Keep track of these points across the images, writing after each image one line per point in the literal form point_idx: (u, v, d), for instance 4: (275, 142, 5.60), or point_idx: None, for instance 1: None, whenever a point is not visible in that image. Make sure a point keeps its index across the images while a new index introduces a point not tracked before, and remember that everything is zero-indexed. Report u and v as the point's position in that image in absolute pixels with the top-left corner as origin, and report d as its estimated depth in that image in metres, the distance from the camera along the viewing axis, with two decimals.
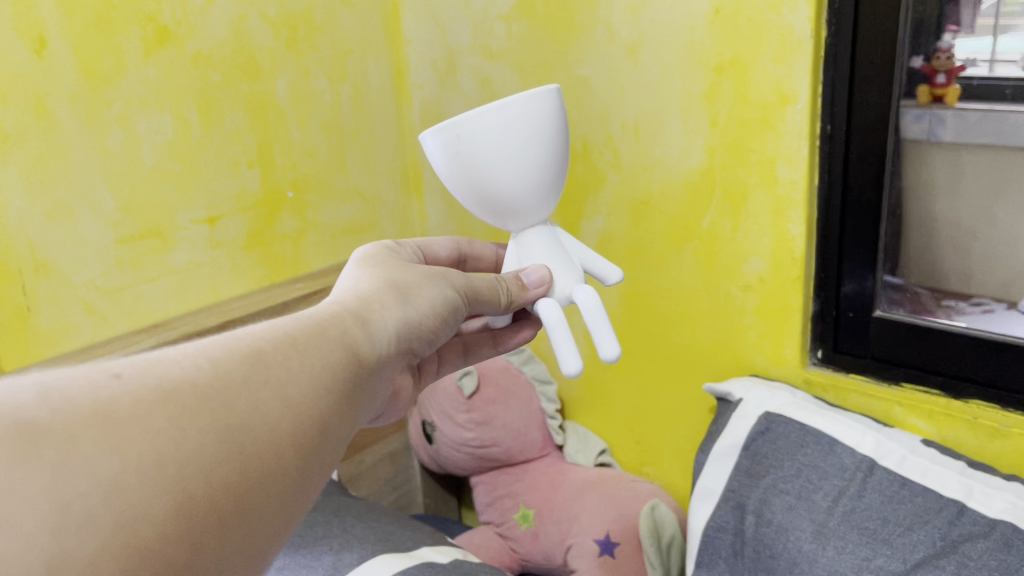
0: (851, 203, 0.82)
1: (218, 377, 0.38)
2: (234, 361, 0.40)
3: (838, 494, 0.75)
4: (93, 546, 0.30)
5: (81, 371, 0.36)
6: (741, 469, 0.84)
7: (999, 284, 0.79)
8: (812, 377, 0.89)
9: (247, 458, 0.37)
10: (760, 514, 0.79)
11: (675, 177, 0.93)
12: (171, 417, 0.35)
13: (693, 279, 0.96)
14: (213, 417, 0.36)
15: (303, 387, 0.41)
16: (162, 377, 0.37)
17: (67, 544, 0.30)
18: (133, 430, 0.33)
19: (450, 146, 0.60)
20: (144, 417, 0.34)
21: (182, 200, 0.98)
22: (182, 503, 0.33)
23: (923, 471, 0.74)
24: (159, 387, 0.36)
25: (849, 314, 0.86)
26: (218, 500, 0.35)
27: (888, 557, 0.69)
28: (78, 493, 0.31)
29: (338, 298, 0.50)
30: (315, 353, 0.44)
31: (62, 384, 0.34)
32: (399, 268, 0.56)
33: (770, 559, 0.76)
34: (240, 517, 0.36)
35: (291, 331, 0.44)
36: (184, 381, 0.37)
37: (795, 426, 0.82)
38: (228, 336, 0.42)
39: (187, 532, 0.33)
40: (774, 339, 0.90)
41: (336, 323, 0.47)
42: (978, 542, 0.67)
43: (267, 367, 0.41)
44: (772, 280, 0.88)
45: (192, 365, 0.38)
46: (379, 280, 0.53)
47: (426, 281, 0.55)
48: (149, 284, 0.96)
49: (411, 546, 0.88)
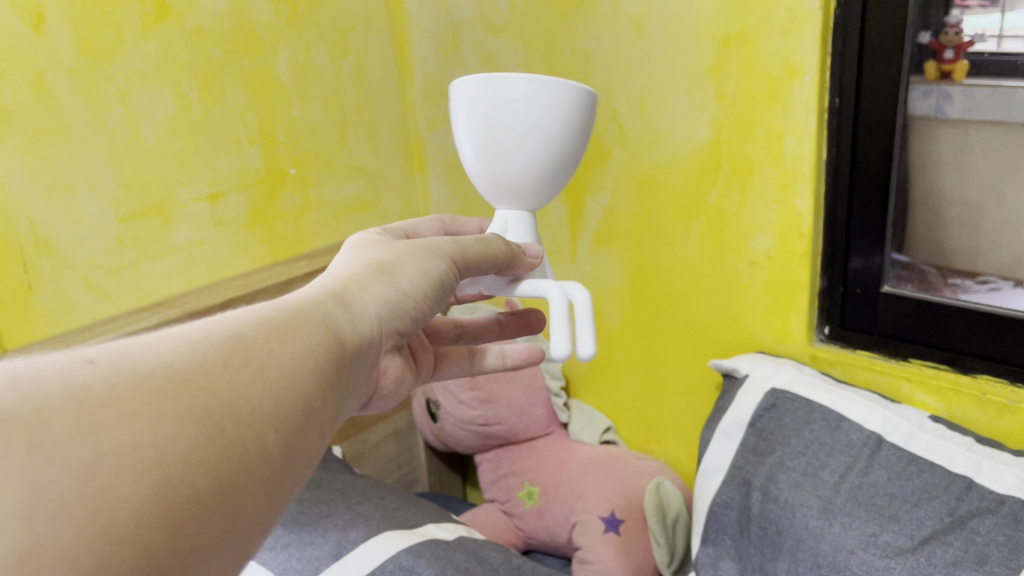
0: (859, 178, 0.81)
1: (197, 363, 0.37)
2: (214, 348, 0.38)
3: (845, 470, 0.75)
4: (70, 537, 0.29)
5: (51, 359, 0.34)
6: (747, 447, 0.83)
7: (1004, 264, 0.78)
8: (819, 354, 0.88)
9: (239, 438, 0.36)
10: (766, 491, 0.78)
11: (681, 152, 0.92)
12: (149, 403, 0.34)
13: (699, 256, 0.95)
14: (193, 402, 0.35)
15: (293, 369, 0.41)
16: (136, 362, 0.35)
17: (40, 534, 0.28)
18: (109, 416, 0.32)
19: (530, 87, 0.58)
20: (117, 403, 0.33)
21: (183, 177, 0.97)
22: (169, 487, 0.32)
23: (930, 447, 0.73)
24: (135, 372, 0.34)
25: (857, 290, 0.86)
26: (201, 482, 0.34)
27: (896, 533, 0.68)
28: (49, 480, 0.29)
29: (318, 282, 0.49)
30: (303, 336, 0.43)
31: (29, 369, 0.33)
32: (381, 247, 0.54)
33: (776, 536, 0.76)
34: (224, 498, 0.35)
35: (276, 316, 0.43)
36: (163, 366, 0.36)
37: (802, 402, 0.82)
38: (210, 321, 0.41)
39: (177, 511, 0.32)
40: (779, 315, 0.90)
41: (309, 310, 0.46)
42: (987, 518, 0.66)
43: (248, 349, 0.40)
44: (778, 256, 0.88)
45: (170, 349, 0.37)
46: (361, 263, 0.52)
47: (412, 253, 0.53)
48: (151, 262, 0.96)
49: (416, 523, 0.88)
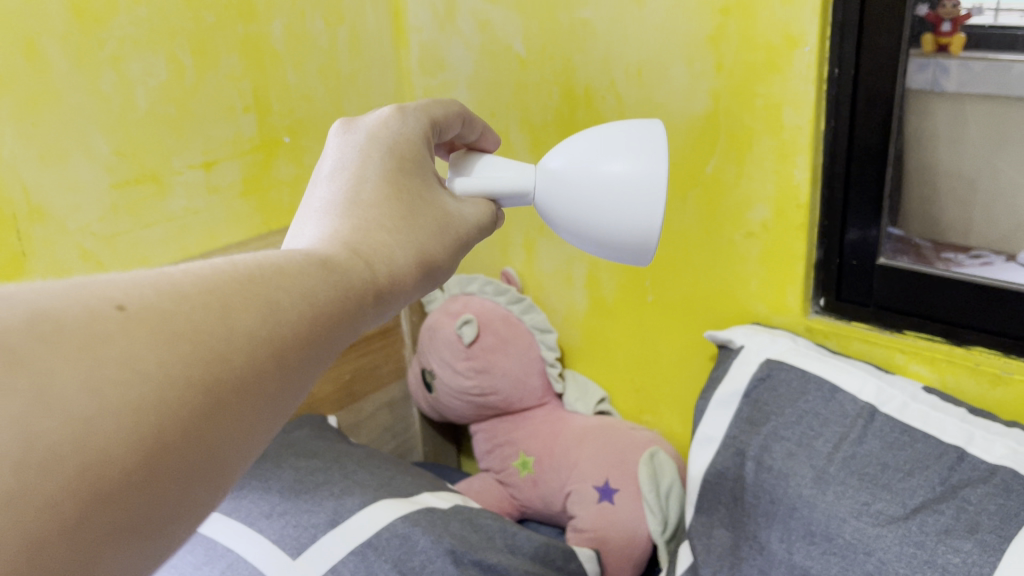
0: (857, 149, 0.81)
1: (224, 325, 0.36)
2: (244, 312, 0.37)
3: (839, 440, 0.76)
4: (59, 485, 0.29)
5: (78, 289, 0.33)
6: (742, 417, 0.84)
7: (998, 238, 0.78)
8: (814, 325, 0.89)
9: (235, 411, 0.36)
10: (760, 460, 0.79)
11: (679, 123, 0.92)
12: (166, 364, 0.33)
13: (696, 226, 0.95)
14: (209, 368, 0.34)
15: (307, 349, 0.40)
16: (166, 311, 0.34)
17: (32, 481, 0.28)
18: (117, 374, 0.31)
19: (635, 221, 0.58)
20: (134, 359, 0.32)
21: (178, 145, 0.96)
22: (155, 448, 0.32)
23: (923, 418, 0.74)
24: (162, 324, 0.34)
25: (853, 262, 0.86)
26: (186, 443, 0.33)
27: (888, 502, 0.69)
28: (47, 431, 0.29)
29: (362, 240, 0.47)
30: (335, 317, 0.42)
31: (47, 304, 0.31)
32: (411, 200, 0.52)
33: (770, 505, 0.76)
34: (205, 461, 0.34)
35: (324, 296, 0.41)
36: (188, 323, 0.35)
37: (797, 372, 0.82)
38: (246, 269, 0.39)
39: (156, 470, 0.32)
40: (775, 286, 0.90)
41: (355, 284, 0.43)
42: (978, 487, 0.67)
43: (278, 319, 0.38)
44: (775, 228, 0.88)
45: (202, 304, 0.36)
46: (403, 227, 0.49)
47: (439, 237, 0.52)
48: (146, 230, 0.95)
49: (411, 491, 0.89)
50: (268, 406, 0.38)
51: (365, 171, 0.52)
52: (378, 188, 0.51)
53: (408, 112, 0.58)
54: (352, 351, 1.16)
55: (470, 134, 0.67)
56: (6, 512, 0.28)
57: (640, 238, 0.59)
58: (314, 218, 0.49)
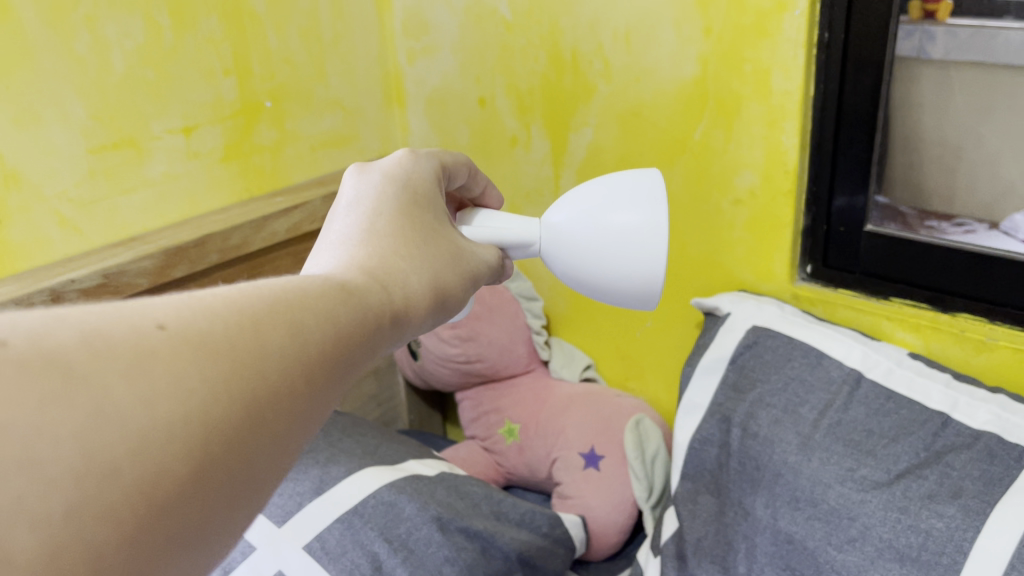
0: (846, 114, 0.80)
1: (256, 343, 0.35)
2: (274, 332, 0.36)
3: (824, 406, 0.76)
4: (115, 499, 0.28)
5: (126, 309, 0.32)
6: (727, 383, 0.84)
7: (981, 206, 0.77)
8: (800, 292, 0.88)
9: (264, 434, 0.34)
10: (745, 427, 0.79)
11: (667, 88, 0.91)
12: (208, 381, 0.32)
13: (683, 193, 0.94)
14: (243, 386, 0.33)
15: (334, 371, 0.38)
16: (203, 332, 0.33)
17: (88, 494, 0.28)
18: (164, 389, 0.31)
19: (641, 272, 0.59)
20: (177, 376, 0.31)
21: (156, 109, 0.94)
22: (188, 468, 0.31)
23: (908, 384, 0.74)
24: (201, 343, 0.33)
25: (841, 229, 0.85)
26: (217, 465, 0.32)
27: (872, 467, 0.70)
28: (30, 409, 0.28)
29: (383, 269, 0.45)
30: (360, 341, 0.40)
31: (95, 323, 0.31)
32: (425, 231, 0.50)
33: (755, 471, 0.77)
34: (233, 487, 0.33)
35: (349, 321, 0.40)
36: (224, 341, 0.33)
37: (783, 339, 0.82)
38: (277, 291, 0.38)
39: (194, 488, 0.31)
40: (762, 253, 0.90)
41: (375, 309, 0.42)
42: (962, 453, 0.67)
43: (308, 340, 0.37)
44: (762, 195, 0.87)
45: (236, 322, 0.35)
46: (421, 257, 0.48)
47: (453, 265, 0.51)
48: (125, 196, 0.94)
49: (397, 459, 0.88)
50: (298, 428, 0.36)
51: (380, 205, 0.50)
52: (395, 217, 0.50)
53: (419, 154, 0.57)
54: None
55: (475, 188, 0.67)
56: (66, 526, 0.27)
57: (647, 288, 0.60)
58: (327, 248, 0.47)
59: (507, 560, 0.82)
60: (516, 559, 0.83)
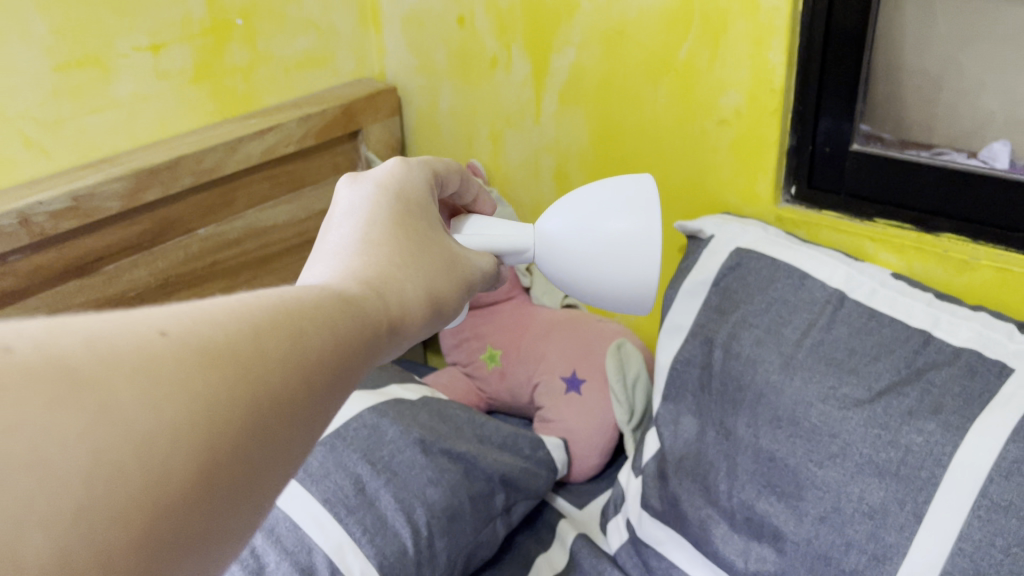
0: (834, 32, 0.78)
1: (259, 349, 0.33)
2: (277, 341, 0.33)
3: (807, 326, 0.76)
4: (123, 504, 0.26)
5: (130, 321, 0.30)
6: (710, 305, 0.84)
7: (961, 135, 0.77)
8: (784, 213, 0.88)
9: (265, 448, 0.32)
10: (728, 348, 0.79)
11: (653, 4, 0.88)
12: (212, 389, 0.30)
13: (668, 114, 0.92)
14: (249, 394, 0.31)
15: (336, 382, 0.36)
16: (206, 336, 0.31)
17: (98, 492, 0.26)
18: (169, 392, 0.29)
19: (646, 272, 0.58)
20: (182, 382, 0.29)
21: (121, 26, 0.90)
22: (192, 480, 0.29)
23: (891, 303, 0.74)
24: (206, 348, 0.31)
25: (826, 149, 0.84)
26: (221, 481, 0.30)
27: (854, 385, 0.70)
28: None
29: (384, 280, 0.42)
30: (361, 349, 0.38)
31: (97, 331, 0.29)
32: (422, 242, 0.47)
33: (737, 392, 0.77)
34: (235, 505, 0.31)
35: (350, 329, 0.37)
36: (228, 347, 0.31)
37: (767, 261, 0.82)
38: (279, 298, 0.36)
39: (201, 501, 0.29)
40: (747, 175, 0.89)
41: (374, 317, 0.40)
42: (942, 370, 0.68)
43: (312, 345, 0.35)
44: (748, 114, 0.86)
45: (239, 327, 0.33)
46: (419, 268, 0.45)
47: (449, 273, 0.48)
48: (92, 116, 0.90)
49: (379, 384, 0.88)
50: (302, 445, 0.34)
51: (375, 213, 0.47)
52: (390, 224, 0.47)
53: (413, 163, 0.54)
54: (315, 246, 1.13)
55: (466, 193, 0.64)
56: (76, 529, 0.25)
57: (640, 295, 0.59)
58: (322, 258, 0.44)
59: (489, 481, 0.83)
60: (498, 480, 0.84)
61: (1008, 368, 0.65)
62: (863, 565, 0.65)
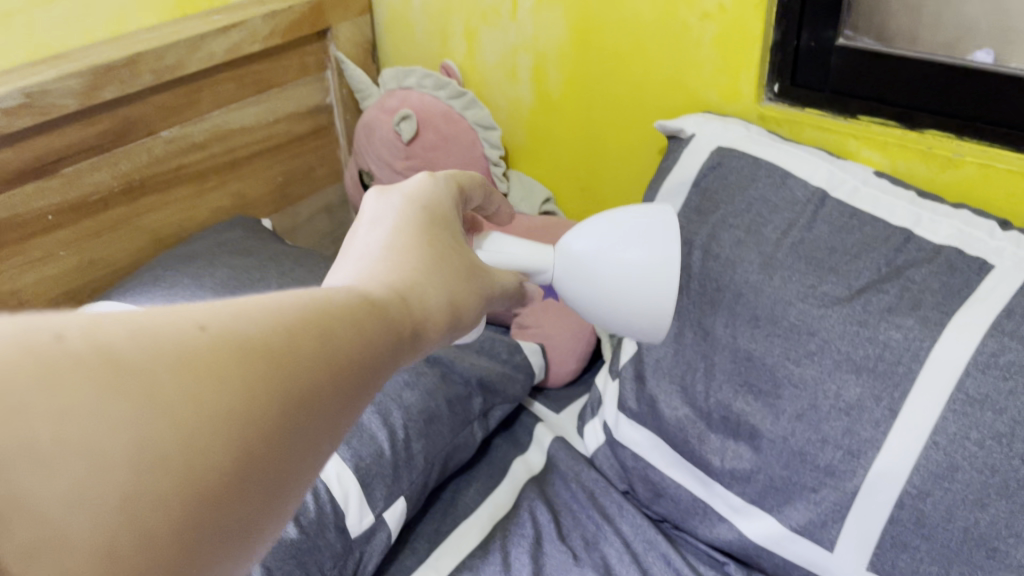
0: None
1: (292, 349, 0.30)
2: (311, 340, 0.31)
3: (787, 226, 0.74)
4: (165, 503, 0.24)
5: (177, 311, 0.28)
6: (690, 207, 0.82)
7: (945, 44, 0.74)
8: (766, 112, 0.86)
9: (292, 461, 0.29)
10: (707, 249, 0.78)
11: None
12: (246, 385, 0.28)
13: (649, 9, 0.89)
14: (285, 397, 0.29)
15: (364, 393, 0.34)
16: (243, 329, 0.29)
17: (137, 484, 0.24)
18: (206, 384, 0.26)
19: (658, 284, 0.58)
20: (219, 369, 0.27)
21: None
22: (223, 491, 0.26)
23: (873, 202, 0.73)
24: (242, 341, 0.28)
25: (811, 44, 0.80)
26: (254, 499, 0.28)
27: (834, 284, 0.69)
28: None
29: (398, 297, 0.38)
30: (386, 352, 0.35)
31: (138, 317, 0.27)
32: (444, 247, 0.43)
33: (715, 293, 0.76)
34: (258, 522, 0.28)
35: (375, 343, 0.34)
36: (261, 341, 0.29)
37: (748, 160, 0.80)
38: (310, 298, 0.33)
39: (221, 505, 0.26)
40: (729, 73, 0.87)
41: (397, 329, 0.36)
42: (922, 267, 0.67)
43: (343, 349, 0.32)
44: (732, 7, 0.82)
45: (274, 322, 0.30)
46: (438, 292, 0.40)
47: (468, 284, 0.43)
48: (42, 8, 0.85)
49: None
50: (324, 453, 0.31)
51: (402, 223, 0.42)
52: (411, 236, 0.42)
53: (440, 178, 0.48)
54: (284, 151, 1.10)
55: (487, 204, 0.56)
56: (119, 519, 0.23)
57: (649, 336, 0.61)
58: (341, 269, 0.40)
59: (468, 385, 0.84)
60: (476, 384, 0.85)
61: (988, 265, 0.65)
62: (837, 460, 0.65)
